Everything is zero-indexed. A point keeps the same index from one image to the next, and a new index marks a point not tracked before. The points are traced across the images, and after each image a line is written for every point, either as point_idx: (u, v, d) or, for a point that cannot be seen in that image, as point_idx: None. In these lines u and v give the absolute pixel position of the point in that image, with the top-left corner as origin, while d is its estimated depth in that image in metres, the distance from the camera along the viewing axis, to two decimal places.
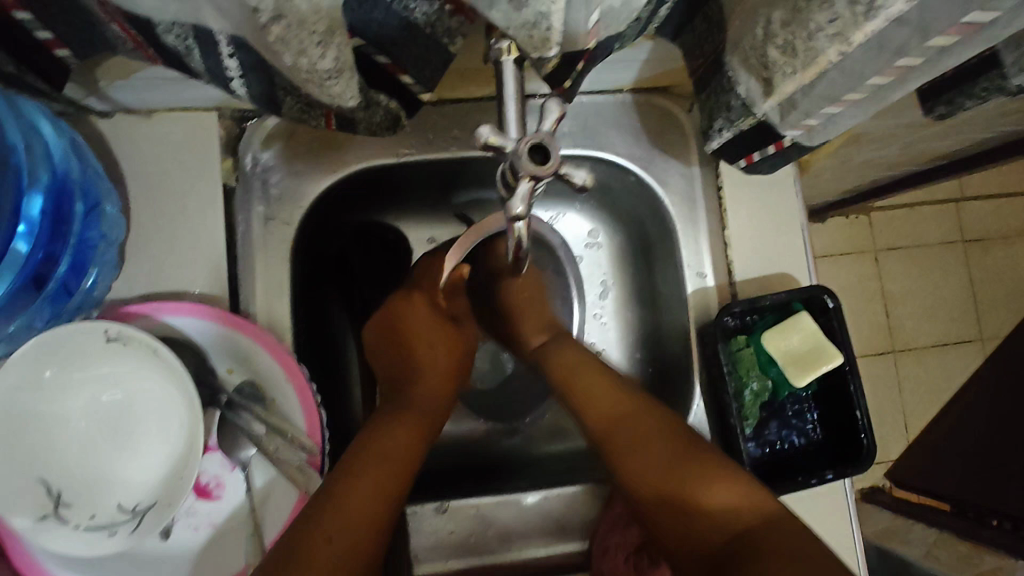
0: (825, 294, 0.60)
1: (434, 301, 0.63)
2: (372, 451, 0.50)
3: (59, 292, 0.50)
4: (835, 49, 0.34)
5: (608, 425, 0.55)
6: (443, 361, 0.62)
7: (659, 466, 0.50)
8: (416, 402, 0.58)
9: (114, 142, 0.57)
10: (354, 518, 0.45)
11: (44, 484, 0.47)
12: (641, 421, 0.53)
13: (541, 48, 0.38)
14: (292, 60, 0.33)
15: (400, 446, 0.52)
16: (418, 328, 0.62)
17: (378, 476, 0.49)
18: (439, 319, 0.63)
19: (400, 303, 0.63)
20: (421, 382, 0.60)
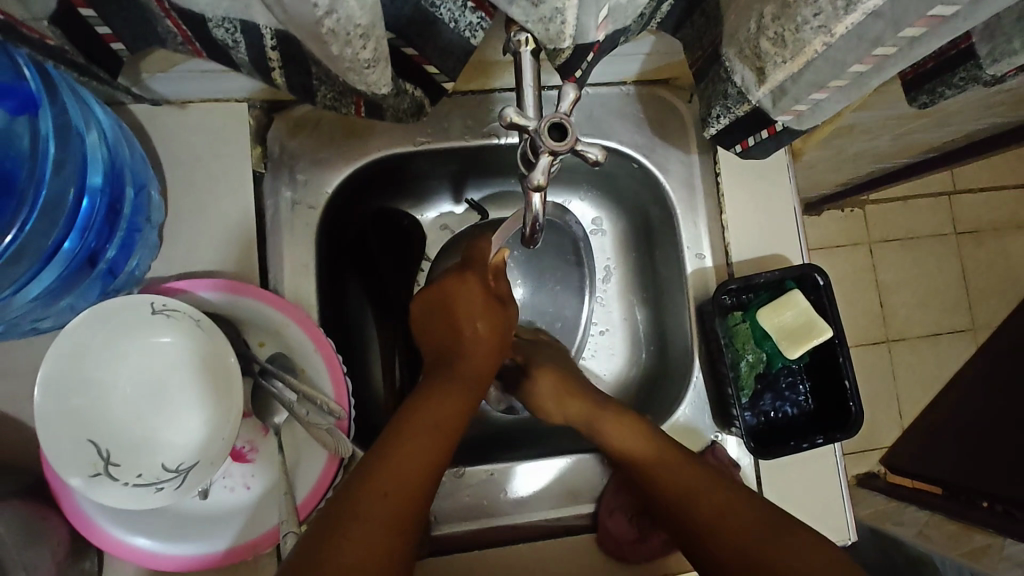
0: (816, 273, 0.64)
1: (485, 285, 0.64)
2: (413, 429, 0.54)
3: (108, 271, 0.55)
4: (819, 39, 0.38)
5: (659, 473, 0.58)
6: (484, 340, 0.63)
7: (712, 511, 0.54)
8: (460, 378, 0.61)
9: (151, 132, 0.60)
10: (404, 473, 0.50)
11: (95, 445, 0.51)
12: (689, 473, 0.57)
13: (557, 40, 0.42)
14: (338, 51, 0.37)
15: (440, 424, 0.55)
16: (460, 309, 0.64)
17: (418, 453, 0.52)
18: (487, 299, 0.64)
19: (453, 282, 0.64)
20: (464, 359, 0.63)
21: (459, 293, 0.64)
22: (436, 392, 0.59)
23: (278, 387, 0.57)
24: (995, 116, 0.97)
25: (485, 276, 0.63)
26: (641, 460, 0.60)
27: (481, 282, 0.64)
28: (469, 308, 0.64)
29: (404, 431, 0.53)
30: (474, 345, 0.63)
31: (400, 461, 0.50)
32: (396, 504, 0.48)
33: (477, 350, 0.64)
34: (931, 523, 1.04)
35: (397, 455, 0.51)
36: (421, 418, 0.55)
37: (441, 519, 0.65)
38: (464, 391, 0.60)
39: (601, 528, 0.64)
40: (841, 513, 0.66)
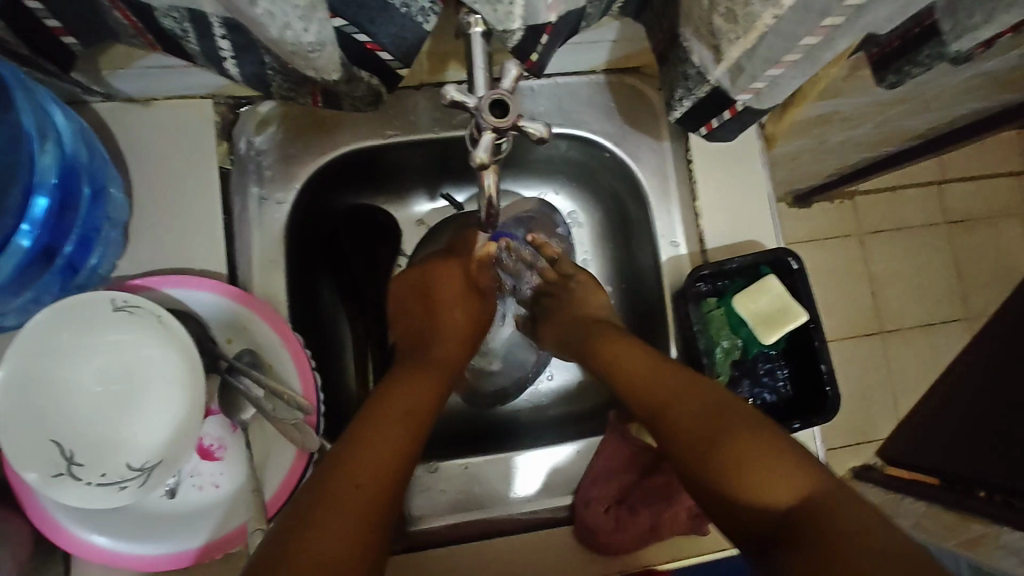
0: (789, 256, 0.64)
1: (465, 273, 0.67)
2: (380, 427, 0.52)
3: (66, 268, 0.54)
4: (769, 12, 0.38)
5: (657, 400, 0.56)
6: (457, 326, 0.66)
7: (705, 427, 0.52)
8: (431, 367, 0.61)
9: (115, 129, 0.60)
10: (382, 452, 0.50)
11: (58, 445, 0.50)
12: (689, 394, 0.55)
13: (506, 20, 0.42)
14: (279, 33, 0.37)
15: (409, 420, 0.54)
16: (440, 295, 0.66)
17: (384, 453, 0.50)
18: (468, 288, 0.67)
19: (435, 267, 0.67)
20: (436, 344, 0.64)
21: (437, 279, 0.66)
22: (406, 385, 0.58)
23: (245, 383, 0.56)
24: (978, 99, 0.96)
25: (467, 263, 0.67)
26: (638, 375, 0.59)
27: (462, 269, 0.67)
28: (446, 297, 0.66)
29: (370, 430, 0.51)
30: (446, 332, 0.65)
31: (362, 461, 0.48)
32: (358, 508, 0.45)
33: (449, 337, 0.65)
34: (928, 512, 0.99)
35: (360, 454, 0.49)
36: (385, 412, 0.54)
37: (418, 515, 0.64)
38: (437, 378, 0.60)
39: (578, 518, 0.63)
40: None
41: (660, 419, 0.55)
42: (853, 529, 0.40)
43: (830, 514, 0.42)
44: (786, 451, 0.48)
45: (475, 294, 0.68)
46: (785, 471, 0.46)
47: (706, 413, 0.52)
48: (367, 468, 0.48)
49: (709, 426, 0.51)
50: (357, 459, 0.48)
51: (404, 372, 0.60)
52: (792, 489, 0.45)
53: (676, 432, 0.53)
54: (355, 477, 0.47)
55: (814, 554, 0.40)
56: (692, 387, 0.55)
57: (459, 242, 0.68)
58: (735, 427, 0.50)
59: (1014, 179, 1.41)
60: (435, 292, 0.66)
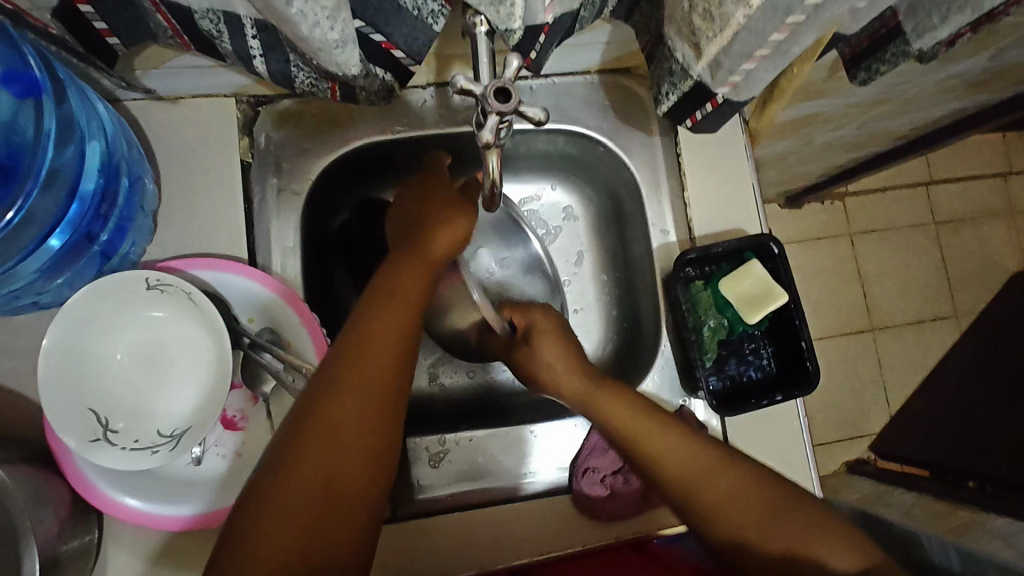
0: (770, 241, 0.69)
1: (441, 194, 0.65)
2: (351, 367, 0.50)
3: (102, 252, 0.59)
4: (740, 12, 0.43)
5: (693, 476, 0.56)
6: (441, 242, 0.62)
7: (757, 511, 0.53)
8: (411, 274, 0.59)
9: (146, 126, 0.65)
10: (361, 380, 0.50)
11: (95, 413, 0.55)
12: (722, 471, 0.56)
13: (507, 21, 0.47)
14: (308, 32, 0.42)
15: (382, 358, 0.52)
16: (426, 215, 0.64)
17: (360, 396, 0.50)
18: (446, 202, 0.64)
19: (414, 186, 0.67)
20: (417, 251, 0.61)
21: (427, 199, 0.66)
22: (381, 319, 0.54)
23: (266, 358, 0.61)
24: (954, 101, 1.02)
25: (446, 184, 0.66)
26: (666, 454, 0.58)
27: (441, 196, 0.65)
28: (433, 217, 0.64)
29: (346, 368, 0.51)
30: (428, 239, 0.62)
31: (339, 410, 0.48)
32: (351, 457, 0.48)
33: (432, 248, 0.62)
34: (917, 498, 1.04)
35: (344, 386, 0.49)
36: (354, 353, 0.51)
37: (425, 484, 0.69)
38: (420, 284, 0.59)
39: (576, 491, 0.67)
40: (807, 474, 0.68)
41: (693, 499, 0.55)
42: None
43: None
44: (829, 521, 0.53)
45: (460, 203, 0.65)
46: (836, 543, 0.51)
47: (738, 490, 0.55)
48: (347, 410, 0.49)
49: (762, 512, 0.53)
50: (333, 411, 0.48)
51: (386, 284, 0.58)
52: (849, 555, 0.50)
53: (727, 519, 0.54)
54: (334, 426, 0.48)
55: None
56: (726, 465, 0.56)
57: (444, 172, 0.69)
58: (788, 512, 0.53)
59: (999, 180, 1.46)
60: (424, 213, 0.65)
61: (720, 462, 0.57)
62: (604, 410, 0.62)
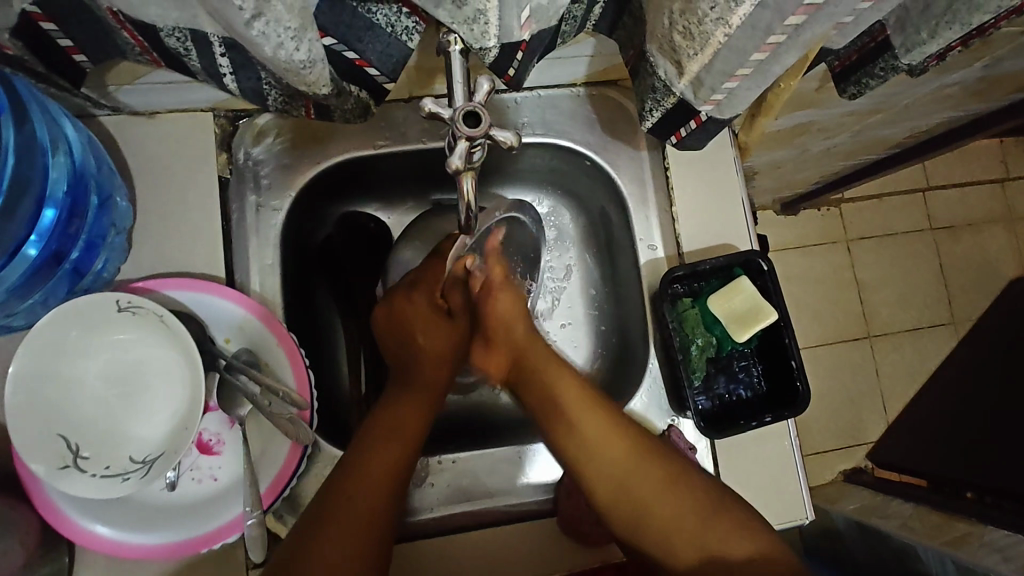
0: (759, 257, 0.67)
1: (432, 294, 0.66)
2: (378, 432, 0.59)
3: (73, 271, 0.58)
4: (721, 30, 0.42)
5: (620, 466, 0.58)
6: (444, 343, 0.67)
7: (682, 510, 0.56)
8: (413, 383, 0.64)
9: (121, 141, 0.64)
10: (349, 505, 0.53)
11: (64, 439, 0.53)
12: (649, 468, 0.58)
13: (481, 40, 0.45)
14: (273, 52, 0.40)
15: (409, 426, 0.60)
16: (416, 323, 0.66)
17: (381, 475, 0.56)
18: (436, 312, 0.66)
19: (402, 293, 0.66)
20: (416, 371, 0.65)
21: (407, 311, 0.66)
22: (401, 404, 0.62)
23: (243, 380, 0.59)
24: (948, 110, 1.00)
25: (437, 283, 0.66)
26: (597, 442, 0.59)
27: (432, 291, 0.66)
28: (421, 329, 0.66)
29: (365, 459, 0.56)
30: (424, 359, 0.66)
31: (354, 491, 0.54)
32: (357, 541, 0.52)
33: (427, 362, 0.66)
34: (913, 512, 1.02)
35: (330, 515, 0.52)
36: (384, 423, 0.60)
37: (408, 507, 0.67)
38: (416, 416, 0.62)
39: (562, 510, 0.65)
40: (799, 493, 0.68)
41: (624, 490, 0.58)
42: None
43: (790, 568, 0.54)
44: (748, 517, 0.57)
45: (446, 318, 0.67)
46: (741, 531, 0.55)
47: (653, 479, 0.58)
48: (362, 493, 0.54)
49: (688, 512, 0.56)
50: (321, 532, 0.52)
51: (377, 430, 0.59)
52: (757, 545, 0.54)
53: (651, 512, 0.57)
54: (345, 514, 0.53)
55: None
56: (656, 460, 0.59)
57: (426, 270, 0.66)
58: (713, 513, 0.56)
59: (996, 186, 1.45)
60: (406, 321, 0.66)
61: (649, 459, 0.59)
62: (544, 389, 0.63)
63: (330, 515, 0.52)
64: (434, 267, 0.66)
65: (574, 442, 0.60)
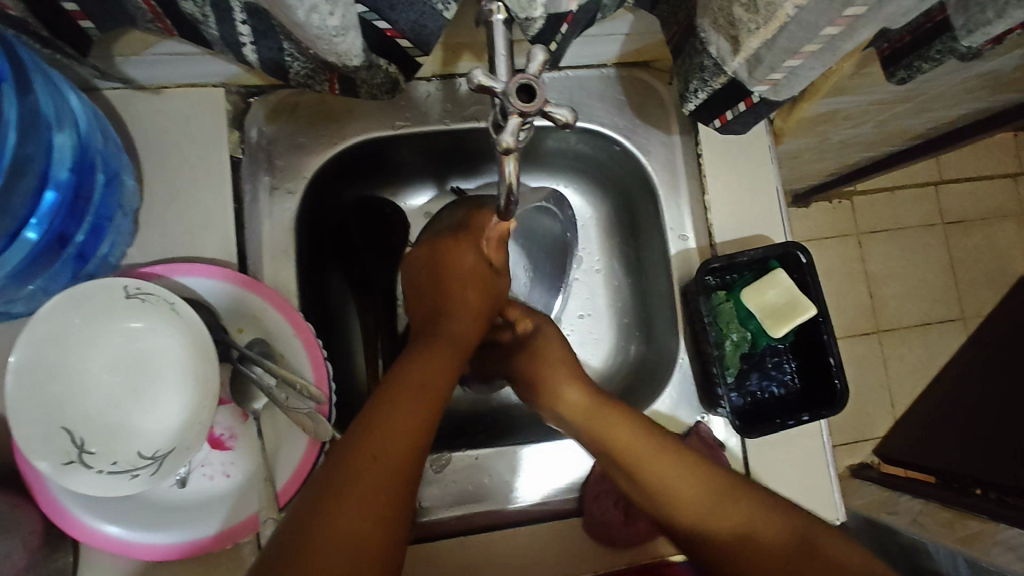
0: (798, 250, 0.64)
1: (478, 248, 0.64)
2: (408, 384, 0.53)
3: (77, 255, 0.54)
4: (791, 2, 0.38)
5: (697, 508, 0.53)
6: (476, 302, 0.64)
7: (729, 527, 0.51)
8: (444, 341, 0.60)
9: (125, 115, 0.60)
10: (387, 446, 0.47)
11: (69, 433, 0.50)
12: (726, 500, 0.53)
13: (528, 7, 0.43)
14: (304, 16, 0.37)
15: (437, 380, 0.55)
16: (454, 274, 0.64)
17: (408, 424, 0.49)
18: (480, 265, 0.65)
19: (446, 244, 0.65)
20: (448, 323, 0.62)
21: (449, 253, 0.64)
22: (426, 359, 0.57)
23: (256, 373, 0.56)
24: (980, 100, 0.97)
25: (478, 241, 0.64)
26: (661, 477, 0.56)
27: (473, 246, 0.64)
28: (460, 277, 0.64)
29: (388, 408, 0.50)
30: (456, 309, 0.63)
31: (383, 434, 0.48)
32: (385, 485, 0.45)
33: (464, 317, 0.63)
34: (925, 510, 1.02)
35: (362, 455, 0.46)
36: (414, 376, 0.54)
37: (427, 506, 0.64)
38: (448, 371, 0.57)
39: (587, 513, 0.63)
40: (830, 491, 0.65)
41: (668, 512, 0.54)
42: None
43: None
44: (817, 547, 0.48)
45: (488, 270, 0.65)
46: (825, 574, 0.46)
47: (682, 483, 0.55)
48: (390, 441, 0.48)
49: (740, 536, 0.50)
50: (350, 476, 0.45)
51: (407, 374, 0.54)
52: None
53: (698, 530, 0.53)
54: (371, 460, 0.46)
55: None
56: (734, 494, 0.53)
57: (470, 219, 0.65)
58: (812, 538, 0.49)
59: (1009, 180, 1.42)
60: (446, 268, 0.64)
61: (725, 495, 0.53)
62: (603, 431, 0.59)
63: (356, 454, 0.46)
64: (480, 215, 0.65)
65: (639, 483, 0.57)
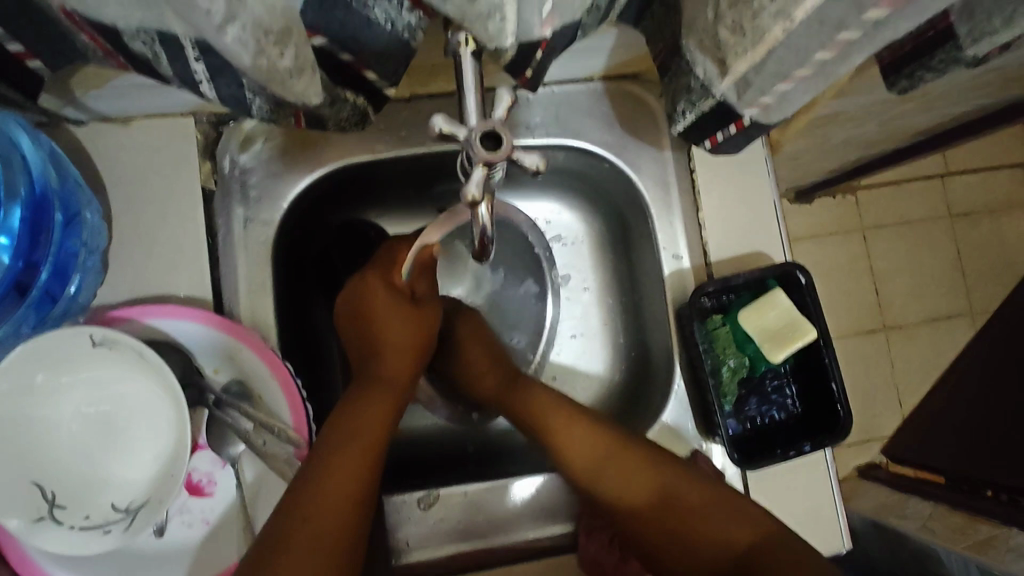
0: (797, 269, 0.61)
1: (388, 282, 0.60)
2: (342, 429, 0.52)
3: (43, 298, 0.52)
4: (779, 26, 0.36)
5: (593, 470, 0.57)
6: (405, 338, 0.59)
7: (630, 486, 0.56)
8: (380, 385, 0.57)
9: (92, 150, 0.58)
10: (328, 492, 0.47)
11: (39, 488, 0.48)
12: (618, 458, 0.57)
13: (498, 38, 0.40)
14: (253, 61, 0.34)
15: (368, 434, 0.52)
16: (373, 315, 0.60)
17: (349, 464, 0.49)
18: (398, 300, 0.60)
19: (359, 282, 0.61)
20: (374, 368, 0.58)
21: (365, 298, 0.60)
22: (361, 402, 0.55)
23: (233, 417, 0.55)
24: (985, 96, 0.93)
25: (390, 272, 0.60)
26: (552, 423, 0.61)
27: (386, 278, 0.60)
28: (380, 318, 0.59)
29: (328, 450, 0.50)
30: (385, 349, 0.59)
31: (325, 478, 0.48)
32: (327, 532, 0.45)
33: (390, 357, 0.59)
34: (935, 515, 0.99)
35: (305, 500, 0.46)
36: (340, 429, 0.52)
37: (414, 546, 0.62)
38: (384, 412, 0.55)
39: (581, 550, 0.61)
40: (834, 519, 0.63)
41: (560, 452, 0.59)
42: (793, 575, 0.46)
43: (777, 544, 0.49)
44: (717, 494, 0.54)
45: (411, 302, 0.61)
46: (725, 516, 0.52)
47: (578, 433, 0.59)
48: (319, 514, 0.46)
49: (636, 480, 0.56)
50: (290, 527, 0.45)
51: (349, 415, 0.53)
52: (745, 528, 0.51)
53: (580, 467, 0.58)
54: (303, 516, 0.45)
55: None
56: (624, 454, 0.57)
57: (389, 250, 0.62)
58: (676, 482, 0.55)
59: (1018, 170, 1.38)
60: (365, 311, 0.60)
61: (614, 449, 0.58)
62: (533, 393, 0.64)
63: (298, 504, 0.46)
64: (398, 249, 0.61)
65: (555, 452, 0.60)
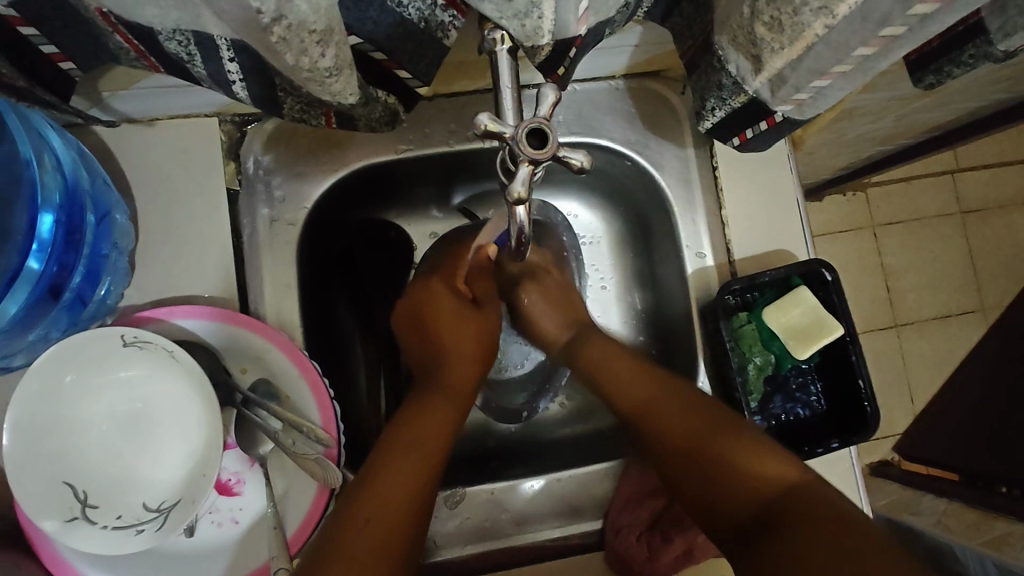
0: (823, 268, 0.61)
1: (453, 290, 0.64)
2: (400, 437, 0.53)
3: (75, 301, 0.52)
4: (820, 22, 0.36)
5: (635, 414, 0.58)
6: (469, 345, 0.63)
7: (671, 424, 0.55)
8: (446, 389, 0.59)
9: (116, 150, 0.58)
10: (385, 499, 0.48)
11: (71, 487, 0.48)
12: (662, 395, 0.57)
13: (534, 37, 0.40)
14: (295, 60, 0.35)
15: (432, 438, 0.54)
16: (437, 319, 0.63)
17: (405, 472, 0.50)
18: (462, 304, 0.64)
19: (423, 289, 0.65)
20: (438, 373, 0.61)
21: (429, 303, 0.64)
22: (425, 406, 0.57)
23: (262, 416, 0.54)
24: (1002, 91, 0.93)
25: (455, 282, 0.64)
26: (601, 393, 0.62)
27: (451, 285, 0.64)
28: (444, 325, 0.63)
29: (388, 457, 0.51)
30: (450, 355, 0.62)
31: (385, 484, 0.49)
32: (382, 538, 0.46)
33: (456, 362, 0.61)
34: (950, 511, 0.98)
35: (365, 504, 0.48)
36: (403, 433, 0.53)
37: (441, 544, 0.62)
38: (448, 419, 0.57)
39: (609, 546, 0.62)
40: (862, 515, 0.63)
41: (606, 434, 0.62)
42: (823, 533, 0.43)
43: (810, 503, 0.46)
44: (758, 441, 0.51)
45: (472, 308, 0.65)
46: (761, 460, 0.50)
47: (624, 378, 0.60)
48: (378, 517, 0.47)
49: (670, 414, 0.55)
50: (349, 528, 0.46)
51: (409, 423, 0.55)
52: (780, 475, 0.49)
53: (624, 408, 0.59)
54: (362, 518, 0.47)
55: (798, 535, 0.44)
56: (665, 395, 0.57)
57: (447, 261, 0.65)
58: (719, 432, 0.53)
59: None
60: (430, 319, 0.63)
61: (656, 393, 0.58)
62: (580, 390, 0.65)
63: (358, 507, 0.47)
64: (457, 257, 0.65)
65: (610, 400, 0.61)
